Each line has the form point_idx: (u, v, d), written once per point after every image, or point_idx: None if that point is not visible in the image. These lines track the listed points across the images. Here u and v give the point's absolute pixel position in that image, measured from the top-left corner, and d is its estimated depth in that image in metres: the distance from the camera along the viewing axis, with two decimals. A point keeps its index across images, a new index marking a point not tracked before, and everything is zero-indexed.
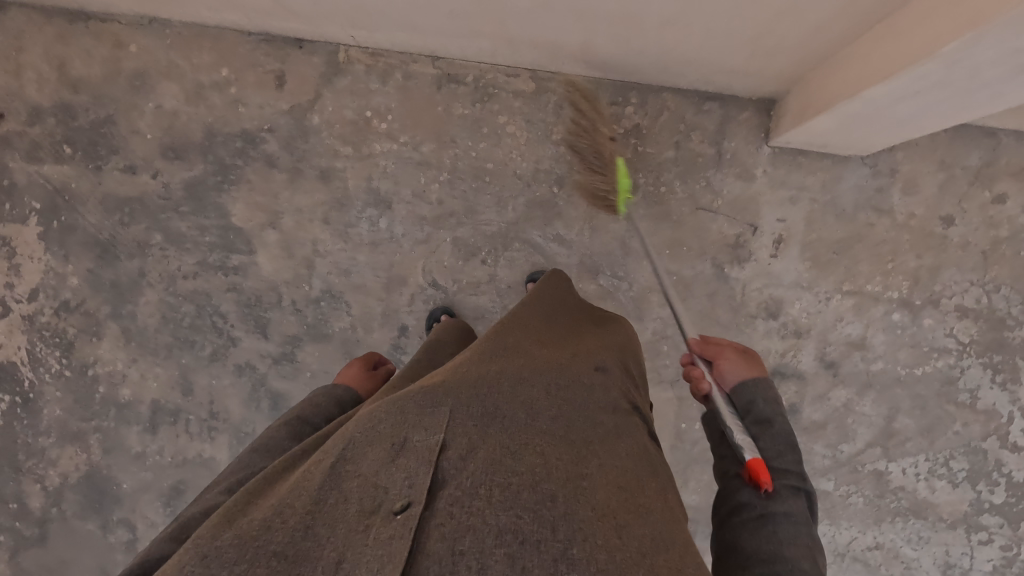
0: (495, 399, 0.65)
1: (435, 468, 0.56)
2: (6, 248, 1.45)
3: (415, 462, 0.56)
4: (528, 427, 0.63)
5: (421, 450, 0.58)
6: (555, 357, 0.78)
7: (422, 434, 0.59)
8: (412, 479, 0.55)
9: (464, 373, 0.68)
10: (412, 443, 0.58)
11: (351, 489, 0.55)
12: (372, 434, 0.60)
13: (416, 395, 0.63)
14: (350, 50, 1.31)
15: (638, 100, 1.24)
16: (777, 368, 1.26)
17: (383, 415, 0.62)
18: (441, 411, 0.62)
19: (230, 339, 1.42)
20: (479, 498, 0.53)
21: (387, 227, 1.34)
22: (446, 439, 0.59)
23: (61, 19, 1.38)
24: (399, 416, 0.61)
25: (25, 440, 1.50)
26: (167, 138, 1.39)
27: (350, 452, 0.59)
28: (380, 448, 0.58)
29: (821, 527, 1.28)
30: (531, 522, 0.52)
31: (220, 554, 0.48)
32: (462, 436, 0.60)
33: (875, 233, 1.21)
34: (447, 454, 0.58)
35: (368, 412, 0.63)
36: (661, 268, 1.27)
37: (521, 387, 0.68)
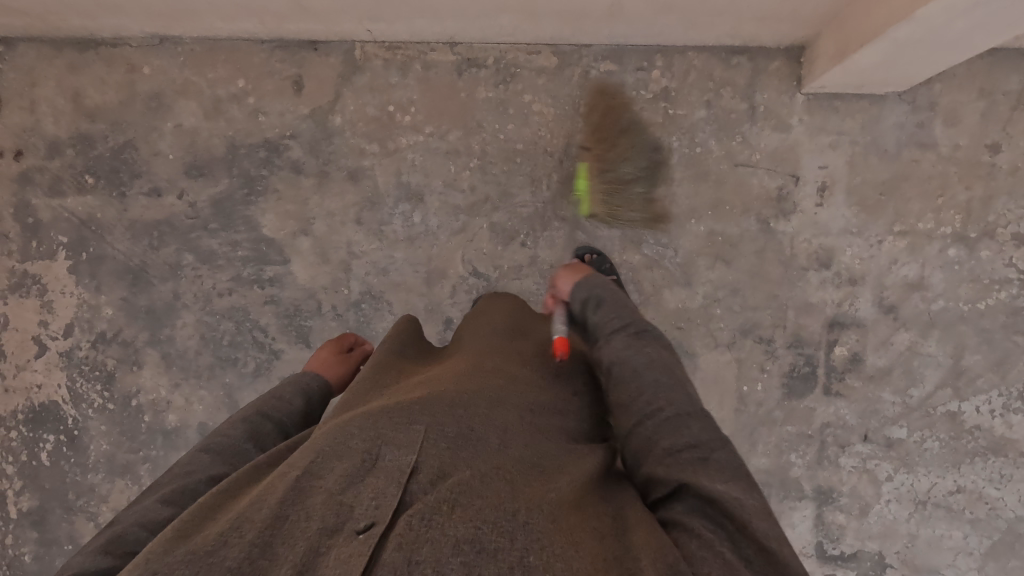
0: (471, 421, 0.62)
1: (405, 490, 0.53)
2: (38, 286, 1.45)
3: (383, 481, 0.53)
4: (501, 450, 0.60)
5: (392, 469, 0.55)
6: (530, 387, 0.74)
7: (394, 454, 0.56)
8: (380, 498, 0.52)
9: (441, 397, 0.65)
10: (383, 461, 0.56)
11: (314, 504, 0.52)
12: (342, 451, 0.58)
13: (390, 416, 0.61)
14: (366, 47, 1.30)
15: (664, 63, 1.23)
16: (836, 319, 1.24)
17: (356, 432, 0.59)
18: (415, 430, 0.59)
19: (273, 352, 1.39)
20: (442, 512, 0.50)
21: (422, 220, 1.32)
22: (420, 460, 0.56)
23: (72, 51, 1.39)
24: (374, 435, 0.59)
25: (74, 478, 1.47)
26: (189, 156, 1.37)
27: (317, 467, 0.56)
28: (349, 464, 0.56)
29: (899, 476, 1.25)
30: (492, 531, 0.49)
31: (166, 575, 0.46)
32: (435, 455, 0.56)
33: (922, 168, 1.20)
34: (419, 474, 0.54)
35: (341, 426, 0.61)
36: (706, 230, 1.25)
37: (495, 413, 0.65)
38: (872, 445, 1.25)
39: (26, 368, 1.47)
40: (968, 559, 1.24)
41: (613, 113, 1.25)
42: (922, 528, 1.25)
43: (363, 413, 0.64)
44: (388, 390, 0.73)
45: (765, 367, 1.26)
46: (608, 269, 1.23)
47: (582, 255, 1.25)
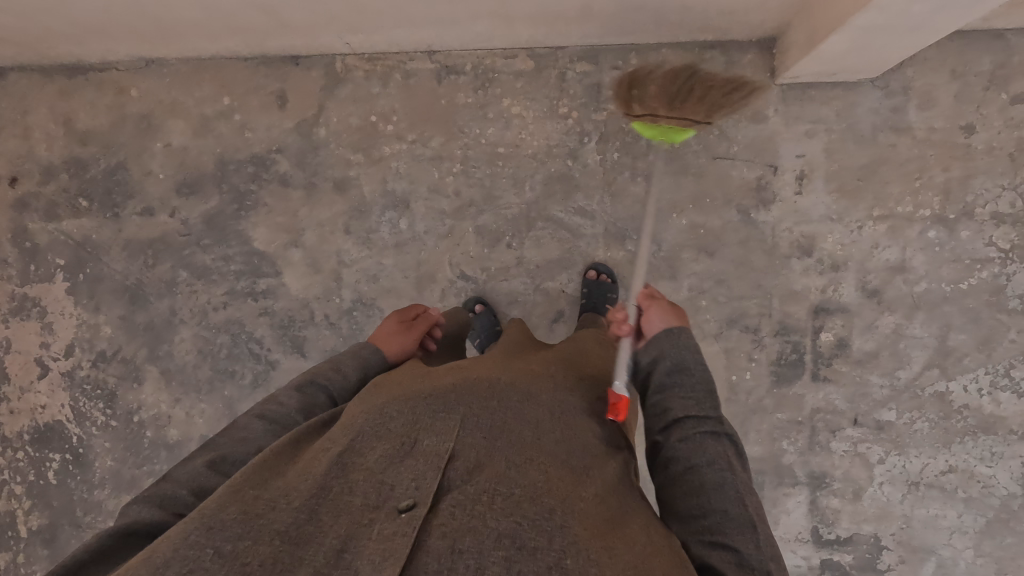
0: (504, 411, 0.68)
1: (443, 475, 0.59)
2: (39, 308, 1.48)
3: (422, 464, 0.60)
4: (534, 442, 0.65)
5: (430, 453, 0.61)
6: (556, 375, 0.80)
7: (433, 439, 0.63)
8: (420, 481, 0.58)
9: (476, 385, 0.72)
10: (422, 445, 0.62)
11: (358, 480, 0.59)
12: (383, 434, 0.64)
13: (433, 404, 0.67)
14: (347, 59, 1.33)
15: (639, 60, 1.25)
16: (821, 305, 1.25)
17: (396, 418, 0.66)
18: (452, 419, 0.66)
19: (269, 363, 1.42)
20: (481, 505, 0.56)
21: (409, 226, 1.34)
22: (456, 449, 0.62)
23: (62, 77, 1.42)
24: (412, 423, 0.66)
25: (82, 495, 1.50)
26: (180, 174, 1.40)
27: (359, 444, 0.63)
28: (391, 446, 0.63)
29: (891, 459, 1.26)
30: (529, 529, 0.54)
31: (225, 530, 0.52)
32: (470, 446, 0.63)
33: (899, 152, 1.21)
34: (456, 462, 0.60)
35: (385, 411, 0.67)
36: (688, 223, 1.27)
37: (527, 404, 0.70)
38: (862, 429, 1.26)
39: (30, 390, 1.50)
40: (963, 538, 1.25)
41: (591, 113, 1.27)
42: (916, 509, 1.26)
43: (404, 397, 0.70)
44: (427, 373, 0.80)
45: (752, 356, 1.27)
46: (613, 300, 1.25)
47: (600, 268, 1.28)
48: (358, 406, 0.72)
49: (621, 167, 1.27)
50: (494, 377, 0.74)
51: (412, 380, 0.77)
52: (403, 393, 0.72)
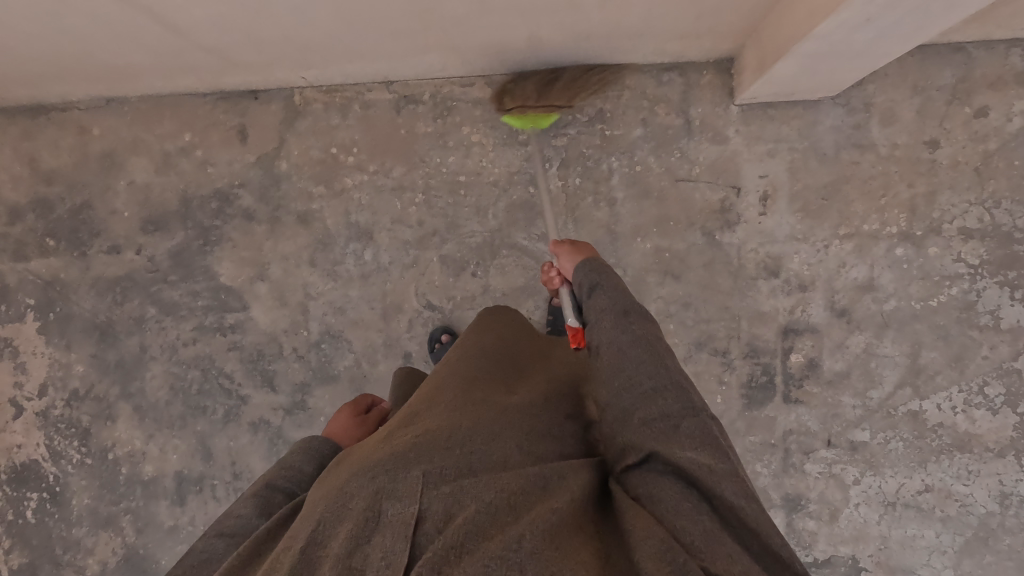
0: (468, 451, 0.63)
1: (411, 543, 0.54)
2: (10, 348, 1.48)
3: (389, 539, 0.55)
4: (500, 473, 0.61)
5: (395, 523, 0.56)
6: (524, 401, 0.74)
7: (397, 505, 0.57)
8: (389, 557, 0.53)
9: (439, 430, 0.66)
10: (387, 516, 0.57)
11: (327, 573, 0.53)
12: (345, 512, 0.59)
13: (390, 461, 0.62)
14: (305, 92, 1.32)
15: (597, 84, 1.24)
16: (790, 326, 1.24)
17: (357, 490, 0.60)
18: (415, 472, 0.60)
19: (240, 397, 1.41)
20: (447, 559, 0.51)
21: (373, 257, 1.33)
22: (422, 509, 0.57)
23: (25, 117, 1.42)
24: (374, 489, 0.59)
25: (60, 534, 1.50)
26: (145, 212, 1.40)
27: (322, 534, 0.58)
28: (354, 525, 0.57)
29: (866, 479, 1.24)
30: (499, 567, 0.50)
31: None
32: (436, 499, 0.57)
33: (862, 169, 1.19)
34: (424, 524, 0.56)
35: (344, 484, 0.62)
36: (652, 246, 1.25)
37: (491, 439, 0.65)
38: (836, 450, 1.24)
39: (6, 430, 1.50)
40: (943, 557, 1.23)
41: (551, 138, 1.26)
42: (893, 529, 1.24)
43: (364, 462, 0.65)
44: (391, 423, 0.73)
45: (722, 379, 1.26)
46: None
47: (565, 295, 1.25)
48: (322, 486, 0.67)
49: (583, 192, 1.26)
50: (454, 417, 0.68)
51: (379, 437, 0.71)
52: (365, 458, 0.65)
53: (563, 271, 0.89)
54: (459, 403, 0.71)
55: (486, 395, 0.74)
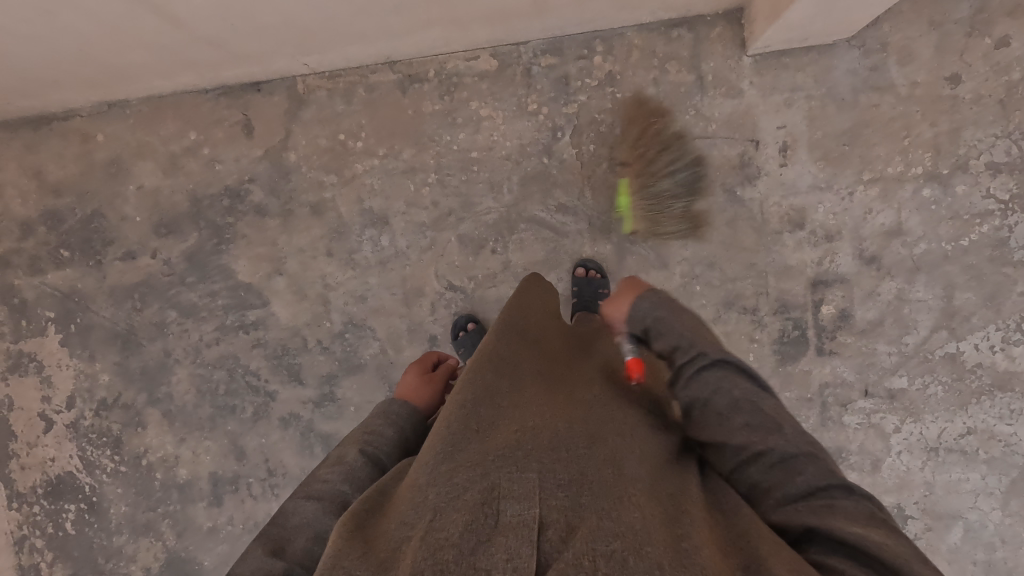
0: (575, 458, 0.61)
1: (537, 550, 0.50)
2: (35, 363, 1.48)
3: (513, 539, 0.51)
4: (618, 486, 0.58)
5: (517, 525, 0.52)
6: (611, 408, 0.73)
7: (516, 507, 0.54)
8: (516, 562, 0.49)
9: (541, 434, 0.64)
10: (506, 516, 0.53)
11: (445, 563, 0.50)
12: (457, 504, 0.56)
13: (497, 461, 0.60)
14: (308, 79, 1.30)
15: (605, 47, 1.21)
16: (819, 278, 1.22)
17: (467, 484, 0.58)
18: (531, 478, 0.58)
19: (268, 394, 1.40)
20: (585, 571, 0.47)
21: (390, 242, 1.31)
22: (543, 515, 0.54)
23: (26, 130, 1.41)
24: (487, 487, 0.57)
25: (101, 543, 1.51)
26: (155, 215, 1.39)
27: (436, 521, 0.54)
28: (470, 516, 0.54)
29: (906, 427, 1.23)
30: None
31: None
32: (556, 507, 0.55)
33: (883, 112, 1.16)
34: (548, 530, 0.52)
35: (448, 473, 0.60)
36: (672, 208, 1.23)
37: (597, 448, 0.64)
38: (874, 399, 1.23)
39: (37, 444, 1.51)
40: (990, 500, 1.22)
41: (562, 106, 1.23)
42: (937, 476, 1.23)
43: (470, 454, 0.62)
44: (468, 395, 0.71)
45: (752, 337, 1.24)
46: (606, 295, 1.23)
47: (588, 264, 1.25)
48: (417, 471, 0.64)
49: (598, 159, 1.24)
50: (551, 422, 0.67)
51: (458, 414, 0.68)
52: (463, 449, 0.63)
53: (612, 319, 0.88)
54: (550, 406, 0.71)
55: (578, 402, 0.73)
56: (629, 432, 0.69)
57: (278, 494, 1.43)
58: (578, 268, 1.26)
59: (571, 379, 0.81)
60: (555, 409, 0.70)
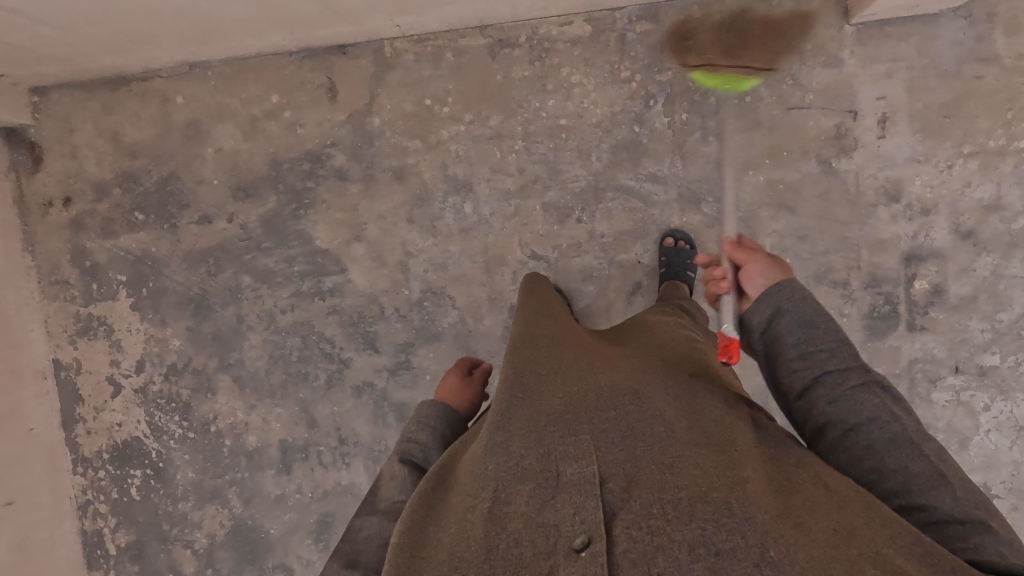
0: (626, 415, 0.63)
1: (603, 502, 0.52)
2: (104, 327, 1.47)
3: (579, 497, 0.53)
4: (671, 436, 0.60)
5: (579, 483, 0.54)
6: (650, 364, 0.75)
7: (576, 467, 0.56)
8: (583, 514, 0.51)
9: (588, 395, 0.66)
10: (567, 476, 0.55)
11: (518, 530, 0.52)
12: (519, 471, 0.58)
13: (551, 424, 0.62)
14: (395, 43, 1.29)
15: (702, 14, 1.20)
16: (912, 252, 1.20)
17: (525, 451, 0.59)
18: (585, 440, 0.59)
19: (342, 361, 1.40)
20: (655, 517, 0.49)
21: (473, 210, 1.30)
22: (602, 471, 0.55)
23: (104, 90, 1.40)
24: (545, 453, 0.58)
25: (166, 510, 1.49)
26: (233, 179, 1.38)
27: (503, 491, 0.56)
28: (534, 484, 0.56)
29: (996, 405, 1.21)
30: (718, 531, 0.47)
31: None
32: (615, 463, 0.56)
33: (987, 83, 1.14)
34: (610, 484, 0.54)
35: (506, 442, 0.61)
36: (765, 179, 1.22)
37: (644, 401, 0.65)
38: (964, 376, 1.21)
39: (104, 409, 1.49)
40: None
41: (655, 74, 1.22)
42: None
43: (525, 420, 0.64)
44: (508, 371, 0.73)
45: (841, 312, 1.23)
46: (694, 266, 1.21)
47: (677, 234, 1.23)
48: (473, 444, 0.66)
49: (690, 128, 1.22)
50: (594, 382, 0.69)
51: (506, 379, 0.69)
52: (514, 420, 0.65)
53: (737, 279, 0.84)
54: (591, 368, 0.72)
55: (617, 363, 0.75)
56: (671, 385, 0.70)
57: (349, 463, 1.42)
58: (666, 239, 1.25)
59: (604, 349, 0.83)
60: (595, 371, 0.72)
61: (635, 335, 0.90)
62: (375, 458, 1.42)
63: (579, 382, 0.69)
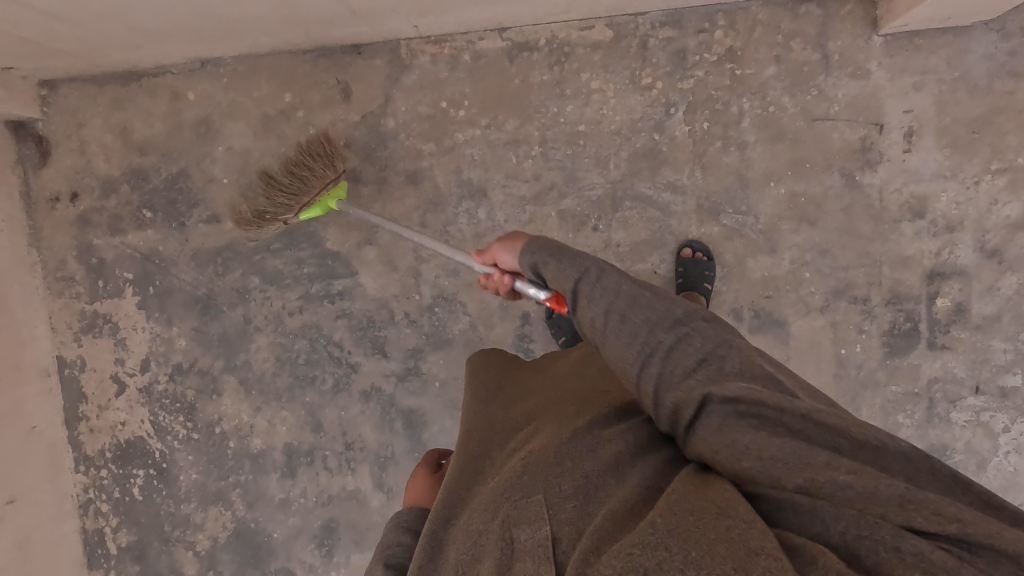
0: (577, 462, 0.60)
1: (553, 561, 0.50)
2: (110, 325, 1.44)
3: (532, 563, 0.50)
4: (623, 481, 0.57)
5: (532, 548, 0.52)
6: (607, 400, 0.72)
7: (528, 530, 0.54)
8: None
9: (539, 450, 0.64)
10: (521, 542, 0.53)
11: None
12: (479, 550, 0.55)
13: (502, 489, 0.59)
14: (412, 44, 1.27)
15: (727, 21, 1.18)
16: (935, 270, 1.18)
17: (484, 526, 0.57)
18: (535, 498, 0.57)
19: (351, 366, 1.37)
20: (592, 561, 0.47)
21: (487, 216, 1.27)
22: (553, 528, 0.53)
23: (114, 85, 1.38)
24: (500, 521, 0.56)
25: (168, 511, 1.47)
26: (243, 178, 1.35)
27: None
28: (492, 558, 0.53)
29: (1017, 426, 1.19)
30: (643, 550, 0.46)
31: None
32: (564, 517, 0.54)
33: (1018, 99, 1.12)
34: (561, 541, 0.51)
35: (466, 525, 0.59)
36: (786, 191, 1.19)
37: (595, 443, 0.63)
38: (985, 397, 1.19)
39: (108, 408, 1.47)
40: None
41: (677, 82, 1.20)
42: None
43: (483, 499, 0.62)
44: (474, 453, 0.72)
45: (861, 328, 1.20)
46: (711, 278, 1.19)
47: (695, 245, 1.21)
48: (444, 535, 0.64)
49: (711, 137, 1.20)
50: (548, 434, 0.67)
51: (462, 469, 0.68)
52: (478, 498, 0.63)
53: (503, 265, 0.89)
54: (552, 423, 0.70)
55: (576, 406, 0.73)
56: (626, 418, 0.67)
57: (355, 469, 1.40)
58: (684, 250, 1.22)
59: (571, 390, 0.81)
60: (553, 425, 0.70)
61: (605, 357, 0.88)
62: (381, 465, 1.40)
63: (532, 443, 0.67)
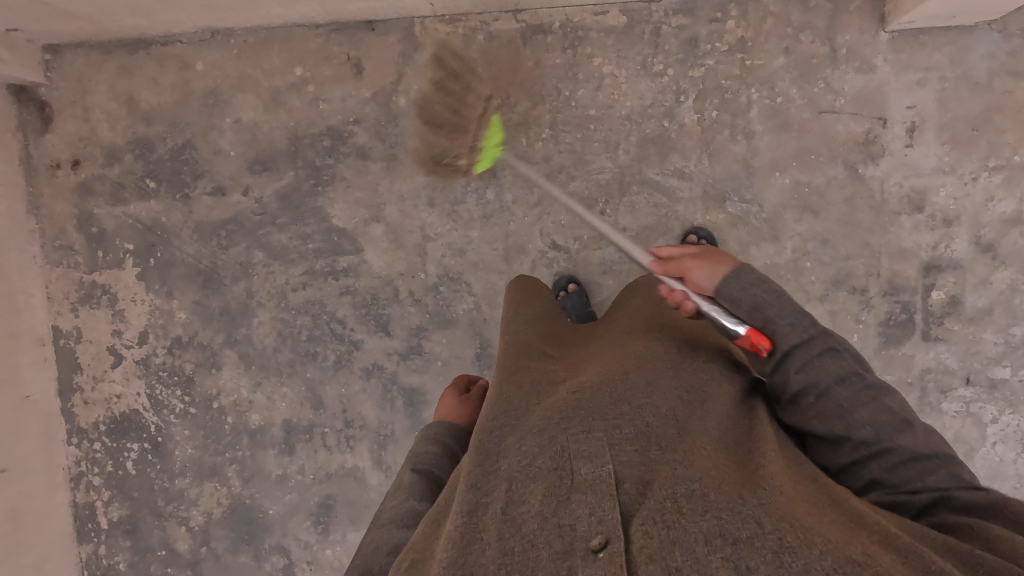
0: (640, 411, 0.61)
1: (618, 501, 0.50)
2: (108, 296, 1.43)
3: (592, 494, 0.51)
4: (688, 438, 0.59)
5: (593, 481, 0.52)
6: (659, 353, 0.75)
7: (591, 464, 0.54)
8: (600, 513, 0.49)
9: (597, 391, 0.64)
10: (581, 474, 0.53)
11: (535, 531, 0.50)
12: (532, 471, 0.56)
13: (560, 420, 0.60)
14: (426, 22, 1.28)
15: (739, 12, 1.20)
16: (932, 263, 1.21)
17: (540, 450, 0.57)
18: (597, 436, 0.57)
19: (353, 343, 1.38)
20: (670, 512, 0.48)
21: (496, 197, 1.30)
22: (616, 468, 0.53)
23: (121, 53, 1.36)
24: (561, 450, 0.56)
25: (162, 485, 1.46)
26: (251, 151, 1.35)
27: (516, 492, 0.54)
28: (548, 481, 0.54)
29: (1005, 418, 1.23)
30: (734, 521, 0.46)
31: None
32: (629, 462, 0.54)
33: (1016, 98, 1.16)
34: (626, 482, 0.52)
35: (517, 443, 0.60)
36: (791, 180, 1.22)
37: (654, 395, 0.64)
38: (975, 388, 1.23)
39: (104, 379, 1.45)
40: None
41: (687, 69, 1.22)
42: None
43: (535, 420, 0.62)
44: (514, 370, 0.72)
45: (858, 317, 1.23)
46: None
47: (700, 232, 1.22)
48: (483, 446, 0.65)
49: (719, 126, 1.22)
50: (605, 376, 0.67)
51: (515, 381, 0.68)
52: (526, 418, 0.63)
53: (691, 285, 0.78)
54: (602, 369, 0.71)
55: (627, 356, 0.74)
56: (680, 378, 0.69)
57: (354, 446, 1.41)
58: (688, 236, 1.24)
59: (617, 341, 0.83)
60: (606, 369, 0.71)
61: (639, 311, 0.91)
62: (381, 443, 1.40)
63: (586, 381, 0.68)
